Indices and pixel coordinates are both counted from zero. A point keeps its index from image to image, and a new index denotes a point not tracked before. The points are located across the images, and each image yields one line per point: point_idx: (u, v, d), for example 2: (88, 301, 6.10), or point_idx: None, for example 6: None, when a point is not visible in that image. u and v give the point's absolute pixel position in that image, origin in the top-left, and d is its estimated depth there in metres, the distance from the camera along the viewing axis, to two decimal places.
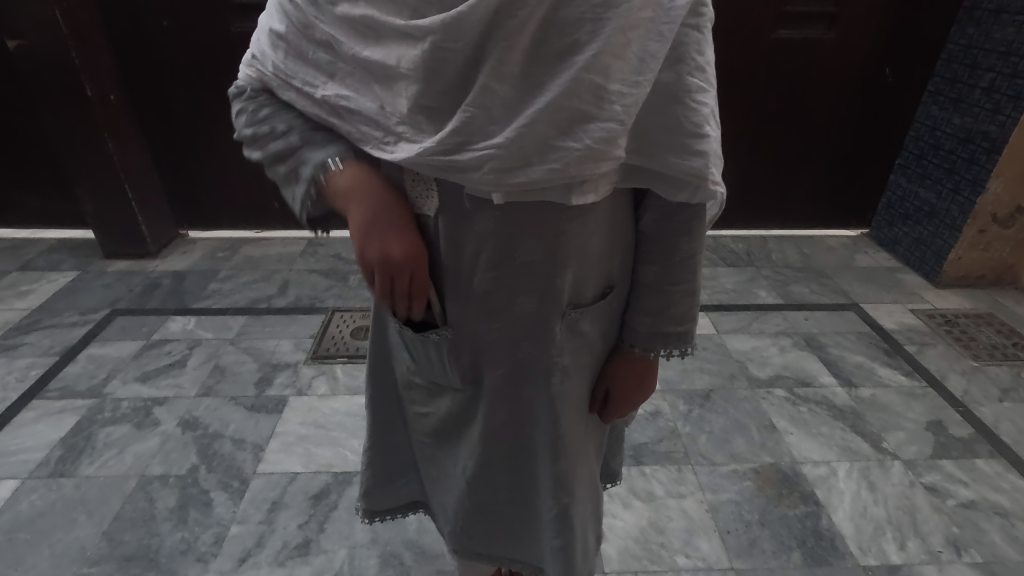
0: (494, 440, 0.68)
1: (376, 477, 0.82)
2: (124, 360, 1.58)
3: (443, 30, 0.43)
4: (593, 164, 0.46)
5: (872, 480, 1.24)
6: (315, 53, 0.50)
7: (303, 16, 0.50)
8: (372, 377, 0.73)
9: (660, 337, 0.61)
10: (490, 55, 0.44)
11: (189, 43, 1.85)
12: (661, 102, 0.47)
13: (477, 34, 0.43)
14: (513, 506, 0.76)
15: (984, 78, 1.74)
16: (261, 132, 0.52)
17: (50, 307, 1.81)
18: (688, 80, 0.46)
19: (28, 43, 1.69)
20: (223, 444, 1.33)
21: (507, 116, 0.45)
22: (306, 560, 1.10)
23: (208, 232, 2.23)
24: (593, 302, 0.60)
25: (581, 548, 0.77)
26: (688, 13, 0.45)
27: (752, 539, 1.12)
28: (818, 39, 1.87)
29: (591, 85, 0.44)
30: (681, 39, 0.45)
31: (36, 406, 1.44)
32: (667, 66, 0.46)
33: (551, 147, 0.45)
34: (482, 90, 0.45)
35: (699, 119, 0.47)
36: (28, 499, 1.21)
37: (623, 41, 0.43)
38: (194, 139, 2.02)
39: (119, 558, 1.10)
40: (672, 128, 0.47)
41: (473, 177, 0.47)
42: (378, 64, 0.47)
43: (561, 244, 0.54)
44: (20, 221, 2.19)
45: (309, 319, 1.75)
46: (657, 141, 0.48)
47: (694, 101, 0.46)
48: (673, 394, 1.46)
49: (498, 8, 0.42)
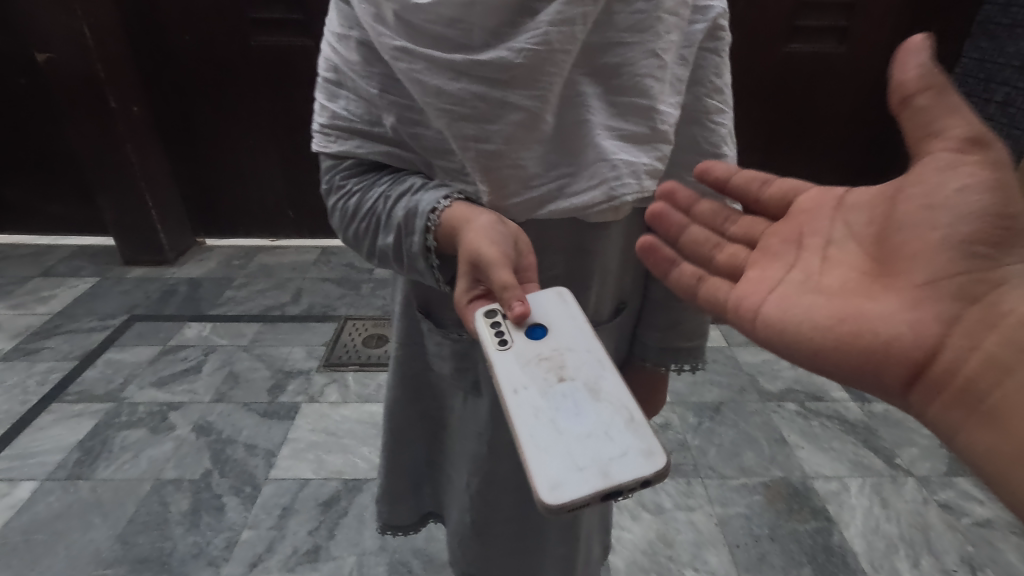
0: (502, 457, 0.68)
1: (387, 494, 0.82)
2: (141, 365, 1.62)
3: (482, 62, 0.48)
4: (649, 183, 0.53)
5: (885, 496, 1.22)
6: (365, 86, 0.52)
7: (372, 33, 0.50)
8: (391, 384, 0.72)
9: (673, 352, 0.66)
10: (543, 86, 0.49)
11: (211, 57, 1.88)
12: (684, 123, 0.58)
13: (514, 77, 0.49)
14: (518, 530, 0.75)
15: (999, 92, 1.66)
16: (359, 228, 0.56)
17: (70, 312, 1.85)
18: (706, 101, 0.57)
19: (56, 57, 1.76)
20: (236, 450, 1.35)
21: (550, 144, 0.53)
22: (315, 566, 1.11)
23: (224, 240, 2.27)
24: (610, 318, 0.64)
25: (583, 552, 0.79)
26: (706, 38, 0.56)
27: (762, 554, 1.11)
28: (829, 54, 1.86)
29: (638, 107, 0.52)
30: (700, 62, 0.56)
31: (55, 409, 1.47)
32: (689, 88, 0.57)
33: (607, 164, 0.52)
34: (526, 110, 0.50)
35: (716, 138, 0.58)
36: (46, 501, 1.23)
37: (658, 64, 0.51)
38: (211, 150, 2.06)
39: (132, 561, 1.11)
40: (693, 147, 0.59)
41: (525, 194, 0.53)
42: (436, 84, 0.49)
43: (583, 259, 0.59)
44: (42, 229, 2.25)
45: (322, 326, 1.78)
46: (679, 158, 0.59)
47: (713, 122, 0.58)
48: (683, 406, 1.46)
49: (548, 38, 0.47)
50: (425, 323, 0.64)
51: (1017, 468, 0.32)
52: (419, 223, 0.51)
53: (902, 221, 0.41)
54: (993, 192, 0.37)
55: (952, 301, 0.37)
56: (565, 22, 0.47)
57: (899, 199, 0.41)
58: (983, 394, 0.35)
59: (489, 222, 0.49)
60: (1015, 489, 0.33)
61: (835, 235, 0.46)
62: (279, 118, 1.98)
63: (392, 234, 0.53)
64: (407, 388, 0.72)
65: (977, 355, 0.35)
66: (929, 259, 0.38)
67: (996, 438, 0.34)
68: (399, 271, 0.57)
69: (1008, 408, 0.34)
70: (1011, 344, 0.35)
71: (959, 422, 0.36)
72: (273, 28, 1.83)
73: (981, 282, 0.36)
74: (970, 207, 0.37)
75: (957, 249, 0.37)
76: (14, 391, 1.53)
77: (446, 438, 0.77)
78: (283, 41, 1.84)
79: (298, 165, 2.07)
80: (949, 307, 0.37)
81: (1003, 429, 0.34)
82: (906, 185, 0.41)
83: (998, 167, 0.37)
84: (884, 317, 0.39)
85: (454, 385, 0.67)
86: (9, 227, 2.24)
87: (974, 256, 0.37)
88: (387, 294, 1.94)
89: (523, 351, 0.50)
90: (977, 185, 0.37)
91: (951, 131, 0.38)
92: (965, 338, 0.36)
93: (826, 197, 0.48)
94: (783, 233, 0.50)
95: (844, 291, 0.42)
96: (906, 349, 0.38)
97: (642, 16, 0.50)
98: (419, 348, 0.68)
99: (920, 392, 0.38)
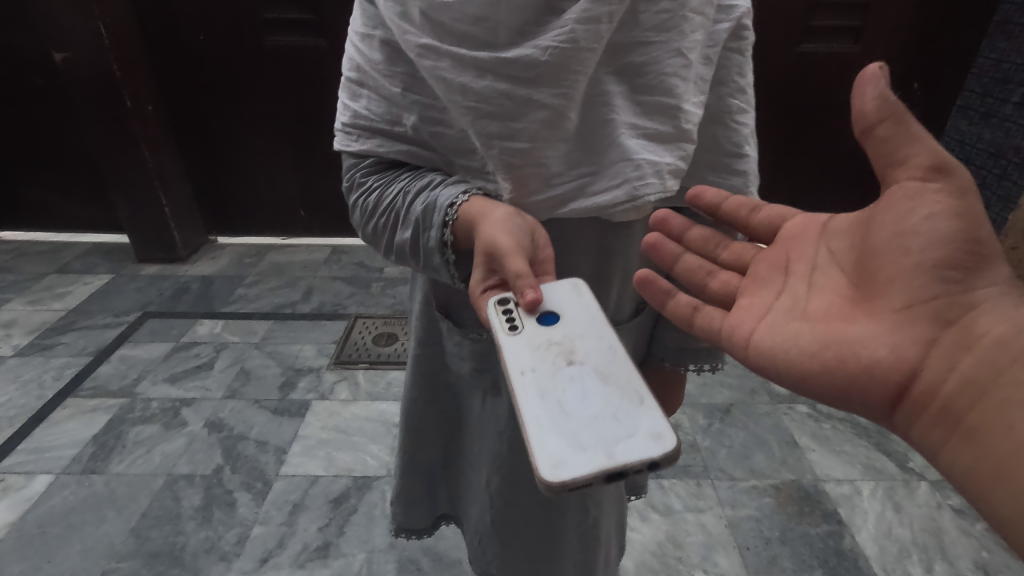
0: (520, 459, 0.69)
1: (403, 495, 0.83)
2: (154, 361, 1.63)
3: (507, 59, 0.48)
4: (672, 183, 0.53)
5: (898, 500, 1.21)
6: (388, 85, 0.53)
7: (398, 31, 0.50)
8: (410, 386, 0.73)
9: (692, 353, 0.66)
10: (568, 85, 0.49)
11: (224, 56, 1.89)
12: (707, 123, 0.58)
13: (538, 76, 0.48)
14: (535, 532, 0.75)
15: (1016, 92, 1.63)
16: (379, 224, 0.56)
17: (85, 309, 1.87)
18: (729, 101, 0.58)
19: (73, 57, 1.78)
20: (247, 446, 1.36)
21: (574, 143, 0.53)
22: (325, 563, 1.12)
23: (236, 238, 2.29)
24: (629, 318, 0.65)
25: (601, 554, 0.79)
26: (730, 37, 0.56)
27: (772, 557, 1.10)
28: (844, 54, 1.80)
29: (664, 106, 0.52)
30: (724, 61, 0.56)
31: (71, 404, 1.49)
32: (712, 88, 0.57)
33: (630, 163, 0.52)
34: (550, 108, 0.50)
35: (738, 138, 0.59)
36: (61, 494, 1.25)
37: (684, 63, 0.51)
38: (224, 148, 2.07)
39: (146, 555, 1.13)
40: (716, 148, 0.59)
41: (547, 193, 0.54)
42: (461, 81, 0.49)
43: (607, 260, 0.61)
44: (57, 226, 2.28)
45: (333, 324, 1.79)
46: (702, 159, 0.60)
47: (736, 122, 0.58)
48: (693, 407, 1.45)
49: (574, 37, 0.47)
50: (445, 324, 0.65)
51: (999, 485, 0.32)
52: (437, 219, 0.51)
53: (876, 246, 0.41)
54: (960, 217, 0.37)
55: (931, 324, 0.37)
56: (591, 21, 0.47)
57: (873, 223, 0.41)
58: (963, 412, 0.35)
59: (505, 214, 0.50)
60: (997, 505, 0.32)
61: (818, 260, 0.46)
62: (291, 117, 1.99)
63: (409, 229, 0.54)
64: (425, 390, 0.73)
65: (955, 375, 0.36)
66: (906, 283, 0.38)
67: (976, 455, 0.34)
68: (415, 267, 0.57)
69: (987, 426, 0.34)
70: (988, 363, 0.35)
71: (941, 440, 0.36)
72: (286, 27, 1.84)
73: (956, 304, 0.36)
74: (941, 232, 0.37)
75: (930, 273, 0.37)
76: (30, 386, 1.55)
77: (462, 438, 0.77)
78: (296, 41, 1.86)
79: (309, 165, 2.08)
80: (926, 329, 0.37)
81: (984, 446, 0.34)
82: (878, 212, 0.41)
83: (964, 192, 0.37)
84: (866, 343, 0.38)
85: (473, 386, 0.68)
86: (26, 224, 2.28)
87: (948, 280, 0.37)
88: (397, 292, 1.94)
89: (536, 337, 0.51)
90: (945, 211, 0.37)
91: (914, 160, 0.38)
92: (943, 359, 0.36)
93: (811, 222, 0.48)
94: (771, 259, 0.50)
95: (827, 315, 0.42)
96: (888, 373, 0.38)
97: (667, 15, 0.50)
98: (438, 351, 0.69)
99: (905, 412, 0.38)
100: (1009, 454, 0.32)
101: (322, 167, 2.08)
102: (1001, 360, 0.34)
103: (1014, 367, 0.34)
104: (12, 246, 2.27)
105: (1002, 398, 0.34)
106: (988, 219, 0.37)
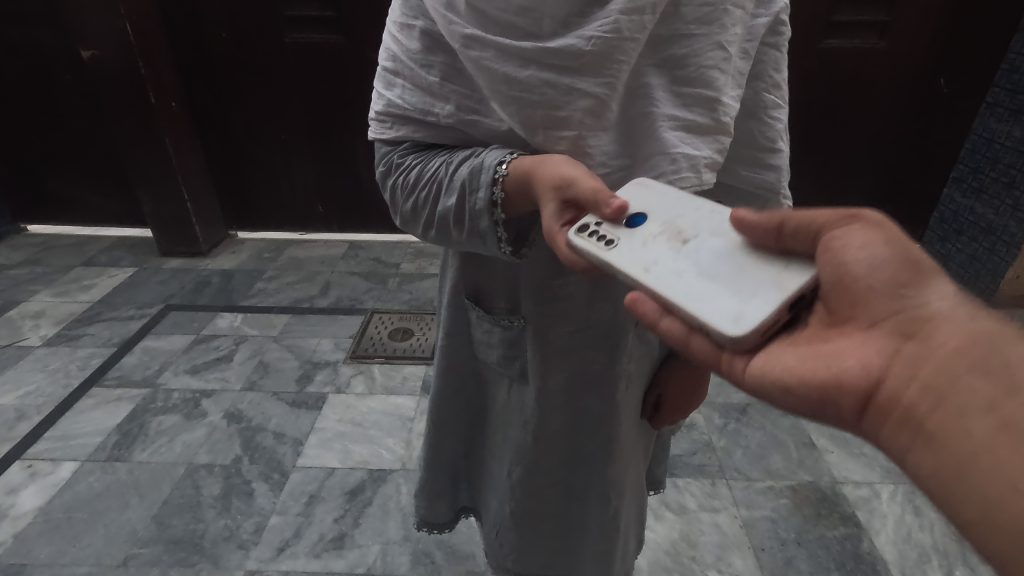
0: (545, 449, 0.69)
1: (424, 487, 0.83)
2: (176, 353, 1.67)
3: (551, 50, 0.48)
4: (708, 177, 0.52)
5: (918, 504, 1.19)
6: (426, 75, 0.53)
7: (442, 22, 0.50)
8: (439, 377, 0.73)
9: None
10: (612, 76, 0.49)
11: (248, 53, 1.92)
12: (742, 117, 0.58)
13: (581, 66, 0.48)
14: (558, 522, 0.76)
15: None
16: (420, 199, 0.55)
17: (110, 301, 1.91)
18: (764, 95, 0.58)
19: (100, 54, 1.81)
20: (265, 438, 1.38)
21: (612, 134, 0.53)
22: (341, 553, 1.14)
23: (255, 233, 2.32)
24: None
25: (620, 548, 0.78)
26: (768, 33, 0.56)
27: (788, 559, 1.09)
28: (868, 49, 1.77)
29: (704, 99, 0.52)
30: (761, 57, 0.57)
31: (95, 393, 1.53)
32: (748, 82, 0.57)
33: (668, 157, 0.51)
34: (592, 99, 0.49)
35: (772, 133, 0.58)
36: (86, 481, 1.28)
37: (723, 56, 0.51)
38: (245, 143, 2.10)
39: (166, 541, 1.15)
40: (750, 143, 0.59)
41: None
42: (506, 72, 0.49)
43: None
44: (84, 220, 2.34)
45: (350, 319, 1.81)
46: (733, 154, 0.60)
47: (769, 117, 0.58)
48: (709, 407, 1.44)
49: (619, 28, 0.47)
50: (473, 311, 0.65)
51: (959, 488, 0.31)
52: (485, 177, 0.50)
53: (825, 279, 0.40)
54: (892, 244, 0.38)
55: (893, 339, 0.36)
56: (635, 11, 0.47)
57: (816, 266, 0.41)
58: (924, 419, 0.33)
59: (565, 158, 0.49)
60: (959, 511, 0.31)
61: None
62: (311, 112, 2.01)
63: (454, 196, 0.52)
64: (453, 380, 0.73)
65: (915, 384, 0.34)
66: (864, 305, 0.37)
67: (935, 459, 0.32)
68: (458, 237, 0.54)
69: (945, 432, 0.32)
70: (945, 371, 0.33)
71: (906, 447, 0.34)
72: (309, 25, 1.86)
73: (915, 318, 0.35)
74: (880, 258, 0.38)
75: (884, 291, 0.37)
76: (57, 375, 1.59)
77: (485, 428, 0.78)
78: (319, 38, 1.88)
79: (329, 161, 2.10)
80: (889, 342, 0.36)
81: (943, 451, 0.32)
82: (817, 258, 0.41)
83: (882, 226, 0.39)
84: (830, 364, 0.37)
85: (500, 374, 0.69)
86: (53, 218, 2.34)
87: (903, 295, 0.36)
88: (413, 288, 1.96)
89: (639, 240, 0.46)
90: (875, 239, 0.38)
91: (823, 219, 0.40)
92: (904, 368, 0.34)
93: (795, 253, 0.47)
94: None
95: (797, 341, 0.40)
96: (854, 381, 0.36)
97: (710, 8, 0.50)
98: (465, 343, 0.70)
99: (872, 422, 0.36)
100: (966, 454, 0.31)
101: (342, 162, 2.10)
102: (958, 367, 0.33)
103: (971, 374, 0.32)
104: (40, 239, 2.32)
105: (960, 404, 0.32)
106: (915, 242, 0.38)
